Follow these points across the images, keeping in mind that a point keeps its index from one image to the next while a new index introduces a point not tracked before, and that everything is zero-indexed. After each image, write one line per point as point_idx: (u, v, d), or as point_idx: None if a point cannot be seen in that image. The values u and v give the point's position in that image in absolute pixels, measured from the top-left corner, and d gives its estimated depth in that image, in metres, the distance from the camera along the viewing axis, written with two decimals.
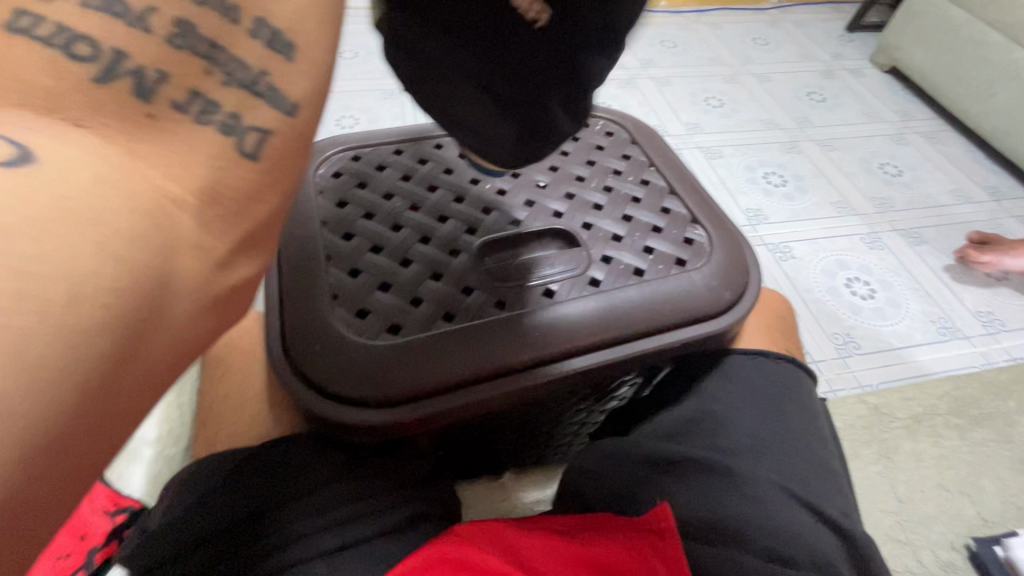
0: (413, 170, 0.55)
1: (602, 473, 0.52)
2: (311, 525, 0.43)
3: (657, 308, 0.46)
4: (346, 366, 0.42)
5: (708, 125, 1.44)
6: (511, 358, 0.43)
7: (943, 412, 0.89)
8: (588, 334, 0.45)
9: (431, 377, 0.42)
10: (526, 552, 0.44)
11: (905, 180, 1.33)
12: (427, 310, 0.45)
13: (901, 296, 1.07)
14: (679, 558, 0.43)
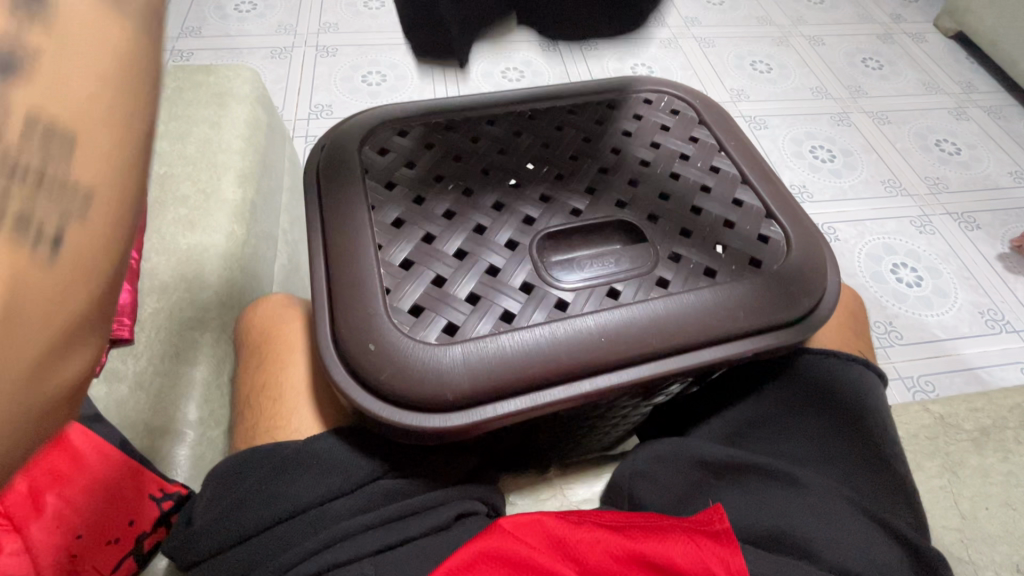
0: (466, 151, 0.53)
1: (653, 476, 0.50)
2: (359, 522, 0.42)
3: (730, 313, 0.43)
4: (398, 368, 0.40)
5: (753, 92, 1.36)
6: (574, 363, 0.40)
7: (1014, 425, 0.79)
8: (654, 338, 0.42)
9: (487, 381, 0.40)
10: (574, 545, 0.41)
11: (963, 159, 1.25)
12: (482, 310, 0.43)
13: (950, 286, 1.02)
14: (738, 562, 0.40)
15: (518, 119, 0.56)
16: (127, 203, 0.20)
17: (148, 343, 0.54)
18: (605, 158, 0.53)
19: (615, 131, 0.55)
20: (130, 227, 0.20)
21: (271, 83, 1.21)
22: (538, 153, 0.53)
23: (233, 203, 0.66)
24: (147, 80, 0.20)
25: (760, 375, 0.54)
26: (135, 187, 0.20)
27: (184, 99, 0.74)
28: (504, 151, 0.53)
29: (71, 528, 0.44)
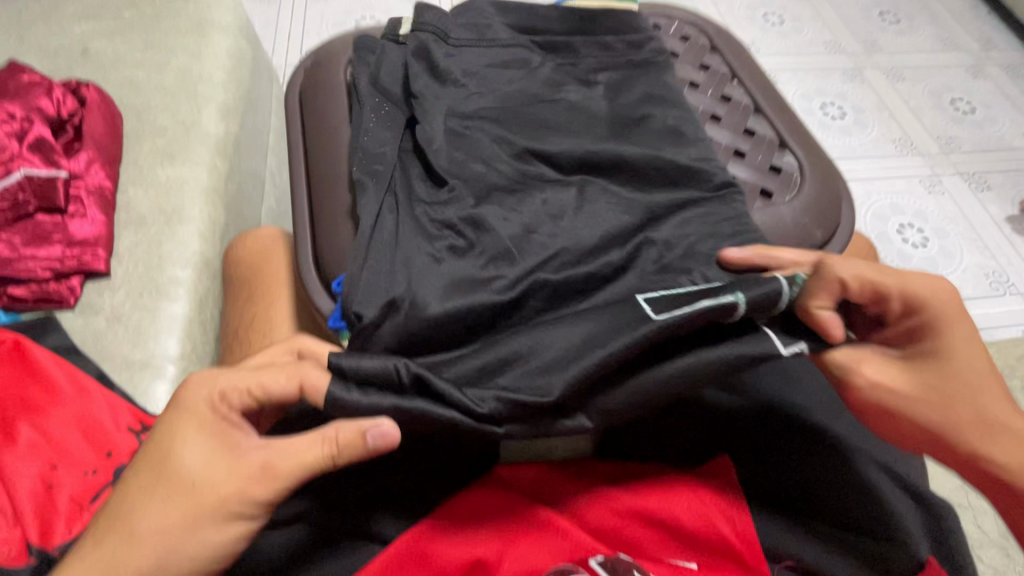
0: (470, 80, 0.50)
1: (663, 436, 0.47)
2: (376, 495, 0.42)
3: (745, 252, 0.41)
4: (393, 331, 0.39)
5: (763, 44, 1.30)
6: (581, 349, 0.34)
7: None
8: (682, 338, 0.35)
9: (478, 360, 0.37)
10: (577, 502, 0.43)
11: (977, 119, 1.20)
12: (487, 356, 0.37)
13: (956, 248, 1.00)
14: (745, 520, 0.42)
15: (528, 40, 0.53)
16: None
17: (125, 277, 0.52)
18: (614, 98, 0.52)
19: (624, 61, 0.53)
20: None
21: (259, 26, 1.14)
22: (549, 83, 0.51)
23: (215, 136, 0.62)
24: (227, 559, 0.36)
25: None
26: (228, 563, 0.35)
27: (163, 26, 0.69)
28: (524, 71, 0.52)
29: (49, 460, 0.43)
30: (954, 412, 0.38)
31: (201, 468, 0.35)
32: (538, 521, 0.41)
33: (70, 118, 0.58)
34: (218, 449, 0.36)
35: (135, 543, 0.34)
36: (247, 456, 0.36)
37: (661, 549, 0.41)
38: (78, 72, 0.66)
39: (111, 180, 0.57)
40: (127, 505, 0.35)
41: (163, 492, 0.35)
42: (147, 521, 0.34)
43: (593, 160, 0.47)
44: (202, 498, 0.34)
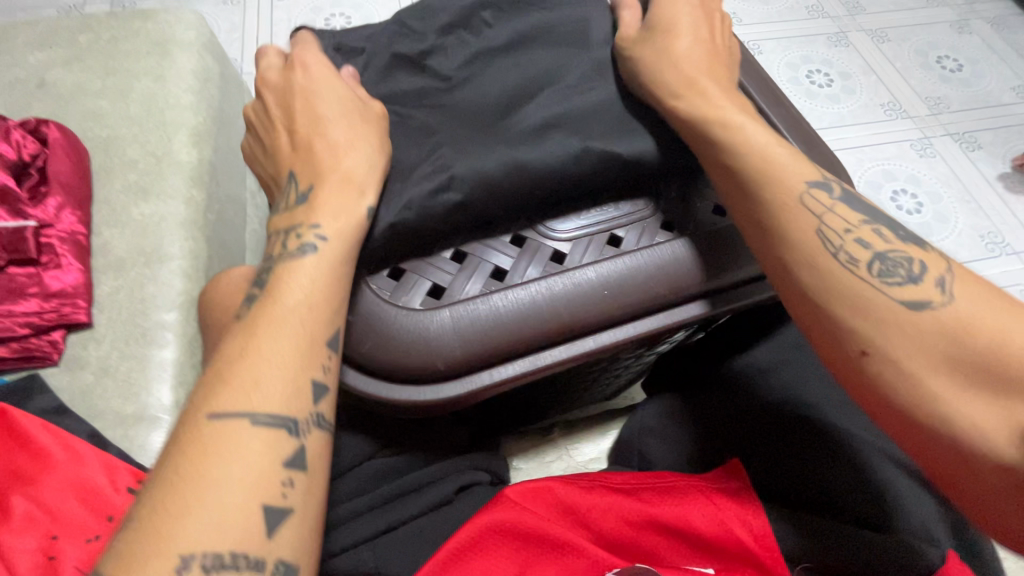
0: (439, 64, 0.42)
1: (665, 432, 0.49)
2: (369, 519, 0.40)
3: (739, 259, 0.39)
4: (395, 248, 0.38)
5: (748, 14, 1.27)
6: (515, 138, 0.38)
7: None
8: (622, 134, 0.40)
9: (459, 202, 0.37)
10: (587, 512, 0.42)
11: (964, 77, 1.23)
12: (430, 164, 0.38)
13: (949, 211, 1.07)
14: (762, 519, 0.40)
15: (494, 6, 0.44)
16: (314, 426, 0.32)
17: (109, 325, 0.50)
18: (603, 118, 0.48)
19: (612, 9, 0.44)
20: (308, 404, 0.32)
21: (221, 30, 1.08)
22: (532, 47, 0.43)
23: (189, 164, 0.59)
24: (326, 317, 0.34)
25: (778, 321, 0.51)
26: (324, 335, 0.34)
27: (122, 49, 0.66)
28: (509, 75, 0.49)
29: (48, 531, 0.40)
30: (852, 316, 0.33)
31: (302, 291, 0.34)
32: (553, 541, 0.40)
33: (34, 161, 0.55)
34: (314, 275, 0.35)
35: (294, 385, 0.32)
36: (335, 234, 0.36)
37: (678, 557, 0.41)
38: (37, 107, 0.62)
39: (85, 223, 0.54)
40: (248, 363, 0.31)
41: (288, 322, 0.33)
42: (285, 366, 0.32)
43: (610, 174, 0.39)
44: (333, 294, 0.35)
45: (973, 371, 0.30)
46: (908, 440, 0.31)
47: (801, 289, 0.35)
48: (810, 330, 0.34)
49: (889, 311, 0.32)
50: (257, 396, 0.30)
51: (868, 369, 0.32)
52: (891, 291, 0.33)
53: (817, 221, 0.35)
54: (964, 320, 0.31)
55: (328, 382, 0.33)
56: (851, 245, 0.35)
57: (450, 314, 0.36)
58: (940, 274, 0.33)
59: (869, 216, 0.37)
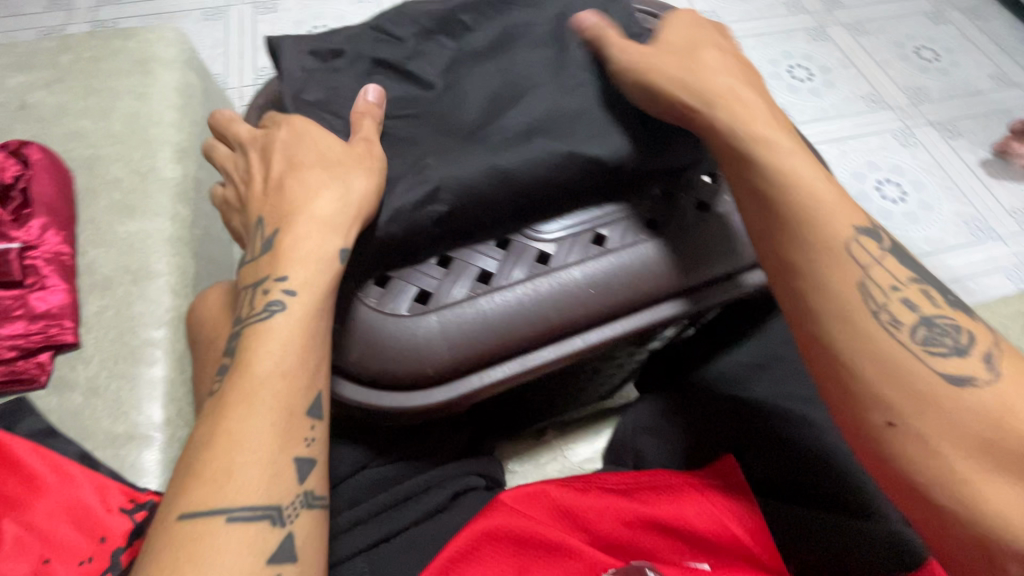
0: (420, 72, 0.42)
1: (659, 429, 0.49)
2: (364, 530, 0.40)
3: (718, 255, 0.40)
4: (383, 257, 0.38)
5: (727, 12, 1.28)
6: (498, 143, 0.38)
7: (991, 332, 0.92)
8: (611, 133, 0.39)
9: (444, 209, 0.37)
10: (583, 514, 0.42)
11: (941, 66, 1.25)
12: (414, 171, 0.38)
13: (934, 199, 1.08)
14: (754, 511, 0.41)
15: (476, 10, 0.44)
16: (299, 511, 0.30)
17: (97, 345, 0.50)
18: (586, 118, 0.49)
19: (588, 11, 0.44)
20: (292, 488, 0.30)
21: (204, 45, 1.08)
22: (512, 48, 0.43)
23: (174, 180, 0.59)
24: (306, 387, 0.32)
25: (770, 311, 0.50)
26: (305, 407, 0.32)
27: (102, 68, 0.66)
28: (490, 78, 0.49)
29: (39, 555, 0.40)
30: (886, 384, 0.32)
31: (276, 357, 0.32)
32: (550, 546, 0.40)
33: (17, 183, 0.55)
34: (284, 339, 0.33)
35: (275, 468, 0.30)
36: (303, 286, 0.34)
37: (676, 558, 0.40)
38: (18, 128, 0.62)
39: (69, 244, 0.54)
40: (226, 449, 0.29)
41: (261, 396, 0.31)
42: (264, 449, 0.30)
43: (594, 176, 0.39)
44: (308, 355, 0.33)
45: (1009, 464, 0.29)
46: (923, 517, 0.31)
47: (834, 346, 0.34)
48: (834, 391, 0.34)
49: (925, 382, 0.32)
50: (234, 488, 0.29)
51: (892, 442, 0.31)
52: (932, 360, 0.32)
53: (863, 272, 0.34)
54: (1008, 408, 0.30)
55: (312, 457, 0.32)
56: (896, 304, 0.34)
57: (440, 320, 0.36)
58: (988, 349, 0.33)
59: (918, 274, 0.36)
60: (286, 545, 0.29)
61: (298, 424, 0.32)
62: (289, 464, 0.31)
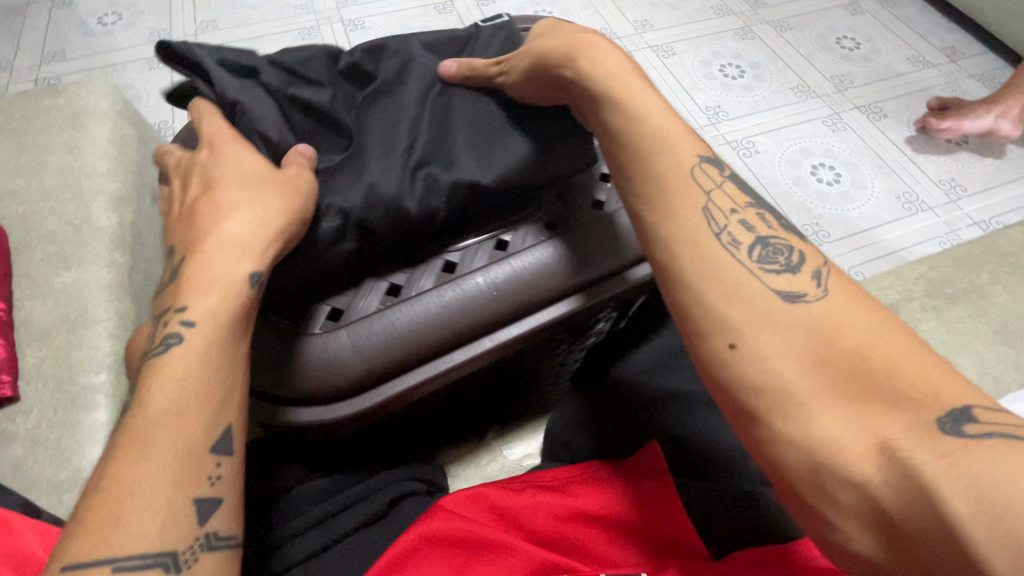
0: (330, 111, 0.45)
1: (583, 421, 0.52)
2: (302, 534, 0.42)
3: (600, 253, 0.44)
4: (299, 283, 0.41)
5: (656, 19, 1.35)
6: (396, 162, 0.41)
7: (919, 295, 0.98)
8: (494, 152, 0.44)
9: (346, 237, 0.41)
10: (518, 512, 0.44)
11: (862, 53, 1.33)
12: (321, 202, 0.41)
13: (866, 177, 1.12)
14: (673, 496, 0.43)
15: (374, 54, 0.47)
16: (191, 554, 0.31)
17: (36, 396, 0.51)
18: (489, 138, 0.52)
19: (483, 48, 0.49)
20: (184, 531, 0.31)
21: (150, 93, 1.10)
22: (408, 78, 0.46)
23: (110, 229, 0.61)
24: (205, 429, 0.34)
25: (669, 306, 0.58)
26: (204, 447, 0.34)
27: (36, 126, 0.67)
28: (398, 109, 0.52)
29: None
30: (730, 306, 0.35)
31: (176, 395, 0.34)
32: (488, 544, 0.41)
33: None
34: (185, 378, 0.34)
35: (170, 510, 0.31)
36: (203, 318, 0.36)
37: (607, 548, 0.42)
38: None
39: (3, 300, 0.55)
40: (121, 489, 0.31)
41: (161, 437, 0.32)
42: (157, 493, 0.31)
43: (484, 192, 0.43)
44: (207, 396, 0.34)
45: (836, 376, 0.32)
46: (766, 452, 0.33)
47: (678, 276, 0.37)
48: (686, 321, 0.36)
49: (761, 298, 0.35)
50: (122, 534, 0.30)
51: (734, 362, 0.34)
52: (768, 279, 0.36)
53: (705, 196, 0.39)
54: (838, 328, 0.33)
55: (215, 496, 0.33)
56: (735, 226, 0.38)
57: (349, 337, 0.40)
58: (817, 267, 0.37)
59: (755, 201, 0.41)
60: None
61: (196, 465, 0.33)
62: (184, 506, 0.32)
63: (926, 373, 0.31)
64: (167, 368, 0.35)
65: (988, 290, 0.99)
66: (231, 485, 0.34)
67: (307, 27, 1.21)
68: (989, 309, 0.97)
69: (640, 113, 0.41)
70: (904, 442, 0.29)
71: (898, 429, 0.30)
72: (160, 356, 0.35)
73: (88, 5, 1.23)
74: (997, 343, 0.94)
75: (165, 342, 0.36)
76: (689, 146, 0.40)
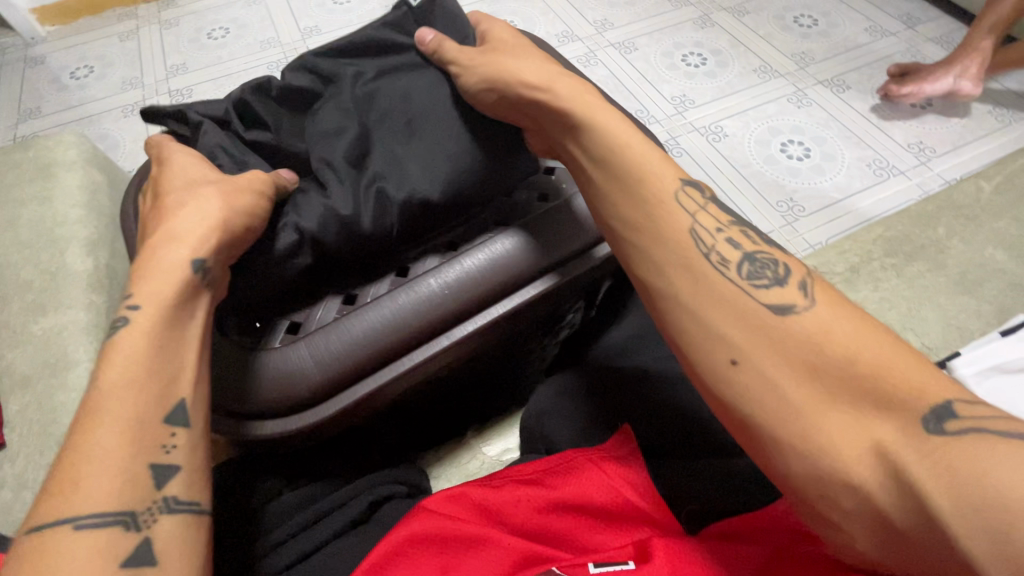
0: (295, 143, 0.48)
1: (555, 410, 0.53)
2: (284, 539, 0.42)
3: (547, 244, 0.48)
4: (262, 299, 0.44)
5: (616, 18, 1.37)
6: (350, 184, 0.44)
7: (878, 255, 0.98)
8: (445, 164, 0.46)
9: (301, 255, 0.43)
10: (501, 508, 0.44)
11: (821, 29, 1.35)
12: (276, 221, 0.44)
13: (835, 148, 1.13)
14: (649, 481, 0.44)
15: (303, 70, 0.49)
16: (150, 517, 0.32)
17: (22, 442, 0.52)
18: None
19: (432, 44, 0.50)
20: (143, 493, 0.32)
21: (123, 140, 1.12)
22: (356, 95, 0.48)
23: (84, 273, 0.62)
24: (157, 396, 0.34)
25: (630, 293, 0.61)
26: (158, 414, 0.34)
27: (10, 182, 0.69)
28: None
29: None
30: (729, 325, 0.36)
31: (125, 367, 0.34)
32: (470, 539, 0.42)
33: None
34: (134, 351, 0.35)
35: (128, 475, 0.32)
36: (148, 299, 0.37)
37: (591, 536, 0.42)
38: None
39: None
40: (75, 455, 0.31)
41: (110, 406, 0.33)
42: (114, 458, 0.32)
43: (433, 203, 0.45)
44: (159, 368, 0.35)
45: (832, 384, 0.32)
46: (743, 436, 0.34)
47: (658, 287, 0.39)
48: (678, 334, 0.37)
49: (755, 319, 0.36)
50: (82, 497, 0.30)
51: (735, 380, 0.34)
52: (758, 293, 0.37)
53: (691, 218, 0.40)
54: (830, 335, 0.33)
55: (173, 463, 0.34)
56: (722, 245, 0.39)
57: (309, 350, 0.42)
58: (802, 278, 0.37)
59: (735, 219, 0.42)
60: (136, 552, 0.30)
61: (151, 430, 0.33)
62: (140, 470, 0.32)
63: (914, 372, 0.31)
64: (119, 342, 0.35)
65: (945, 244, 1.00)
66: (190, 454, 0.35)
67: (275, 60, 1.24)
68: (949, 263, 0.98)
69: (579, 119, 0.43)
70: (895, 444, 0.29)
71: (891, 434, 0.30)
72: (112, 335, 0.36)
73: (59, 61, 1.26)
74: (963, 295, 0.95)
75: (118, 325, 0.36)
76: (624, 140, 0.43)
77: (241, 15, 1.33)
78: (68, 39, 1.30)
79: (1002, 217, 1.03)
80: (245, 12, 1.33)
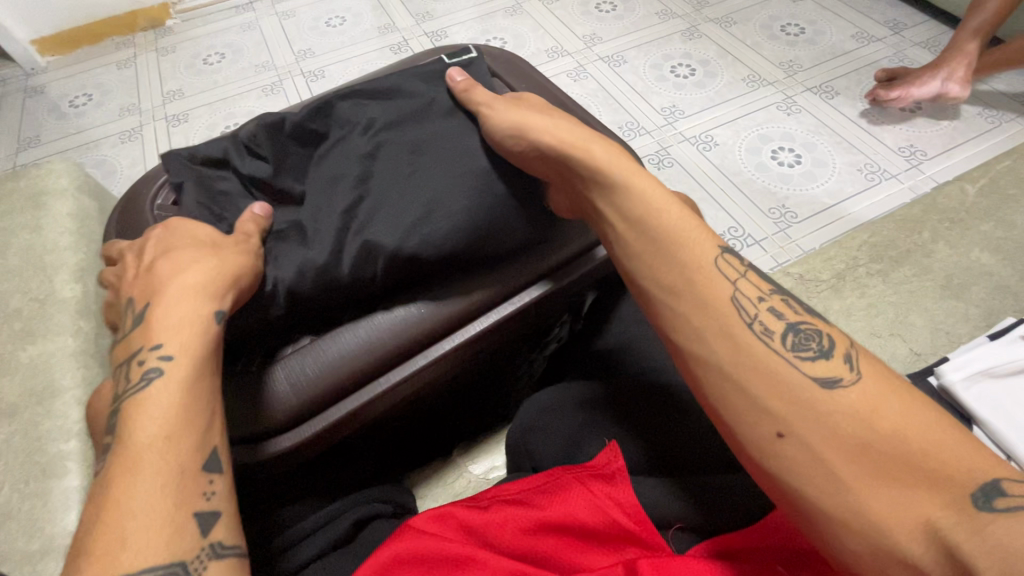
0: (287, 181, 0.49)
1: (545, 425, 0.53)
2: (288, 547, 0.43)
3: (535, 259, 0.50)
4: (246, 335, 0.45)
5: (604, 32, 1.39)
6: (333, 234, 0.44)
7: (865, 261, 0.98)
8: (435, 214, 0.45)
9: (279, 300, 0.44)
10: (488, 529, 0.43)
11: (808, 37, 1.36)
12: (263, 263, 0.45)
13: (826, 154, 1.13)
14: (634, 500, 0.43)
15: (320, 114, 0.49)
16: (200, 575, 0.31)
17: (8, 471, 0.52)
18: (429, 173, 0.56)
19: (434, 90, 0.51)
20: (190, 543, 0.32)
21: (117, 167, 1.13)
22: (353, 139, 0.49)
23: (72, 299, 0.62)
24: (191, 443, 0.34)
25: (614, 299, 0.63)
26: (196, 459, 0.34)
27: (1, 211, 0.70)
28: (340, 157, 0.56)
29: None
30: (772, 395, 0.35)
31: (156, 413, 0.35)
32: (458, 560, 0.40)
33: None
34: (162, 400, 0.35)
35: (173, 525, 0.32)
36: (180, 348, 0.37)
37: (582, 556, 0.41)
38: None
39: None
40: (117, 510, 0.31)
41: (148, 457, 0.33)
42: (156, 507, 0.32)
43: (418, 256, 0.45)
44: (191, 415, 0.35)
45: (884, 461, 0.31)
46: (738, 446, 0.36)
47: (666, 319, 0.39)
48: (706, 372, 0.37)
49: (800, 390, 0.35)
50: (129, 552, 0.30)
51: (781, 453, 0.34)
52: (803, 366, 0.36)
53: (733, 286, 0.39)
54: (877, 412, 0.33)
55: (214, 509, 0.34)
56: (765, 314, 0.38)
57: (284, 374, 0.44)
58: (847, 350, 0.36)
59: (776, 286, 0.41)
60: None
61: (188, 475, 0.33)
62: (186, 523, 0.32)
63: (958, 447, 0.31)
64: (150, 388, 0.35)
65: (931, 247, 0.99)
66: (228, 499, 0.35)
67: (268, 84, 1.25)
68: (934, 267, 0.97)
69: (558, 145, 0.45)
70: (945, 523, 0.29)
71: (937, 509, 0.30)
72: (137, 380, 0.36)
73: (58, 90, 1.28)
74: (952, 300, 0.94)
75: (142, 368, 0.36)
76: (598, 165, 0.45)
77: (235, 40, 1.35)
78: (67, 68, 1.32)
79: (988, 219, 1.02)
80: (239, 38, 1.36)
